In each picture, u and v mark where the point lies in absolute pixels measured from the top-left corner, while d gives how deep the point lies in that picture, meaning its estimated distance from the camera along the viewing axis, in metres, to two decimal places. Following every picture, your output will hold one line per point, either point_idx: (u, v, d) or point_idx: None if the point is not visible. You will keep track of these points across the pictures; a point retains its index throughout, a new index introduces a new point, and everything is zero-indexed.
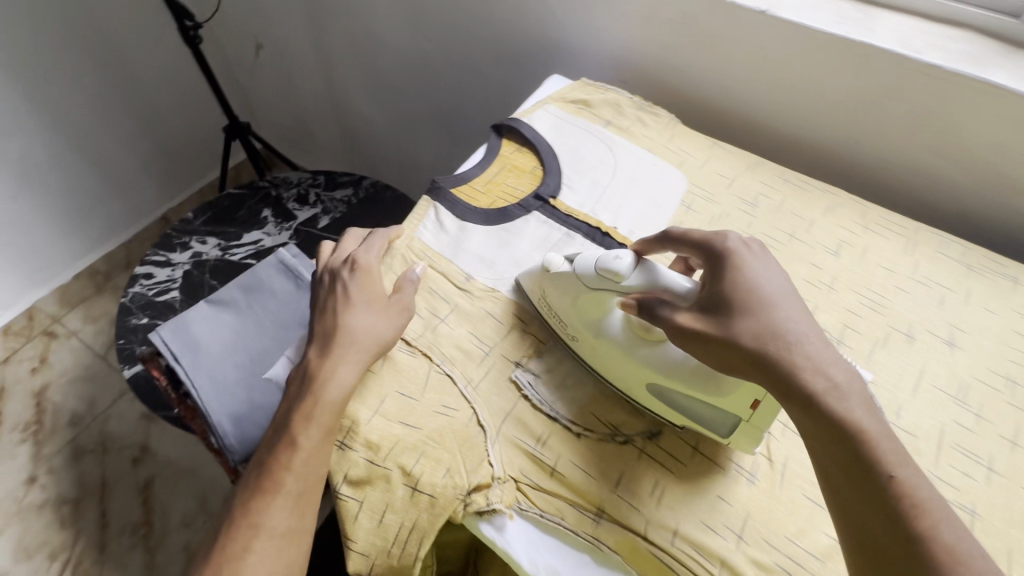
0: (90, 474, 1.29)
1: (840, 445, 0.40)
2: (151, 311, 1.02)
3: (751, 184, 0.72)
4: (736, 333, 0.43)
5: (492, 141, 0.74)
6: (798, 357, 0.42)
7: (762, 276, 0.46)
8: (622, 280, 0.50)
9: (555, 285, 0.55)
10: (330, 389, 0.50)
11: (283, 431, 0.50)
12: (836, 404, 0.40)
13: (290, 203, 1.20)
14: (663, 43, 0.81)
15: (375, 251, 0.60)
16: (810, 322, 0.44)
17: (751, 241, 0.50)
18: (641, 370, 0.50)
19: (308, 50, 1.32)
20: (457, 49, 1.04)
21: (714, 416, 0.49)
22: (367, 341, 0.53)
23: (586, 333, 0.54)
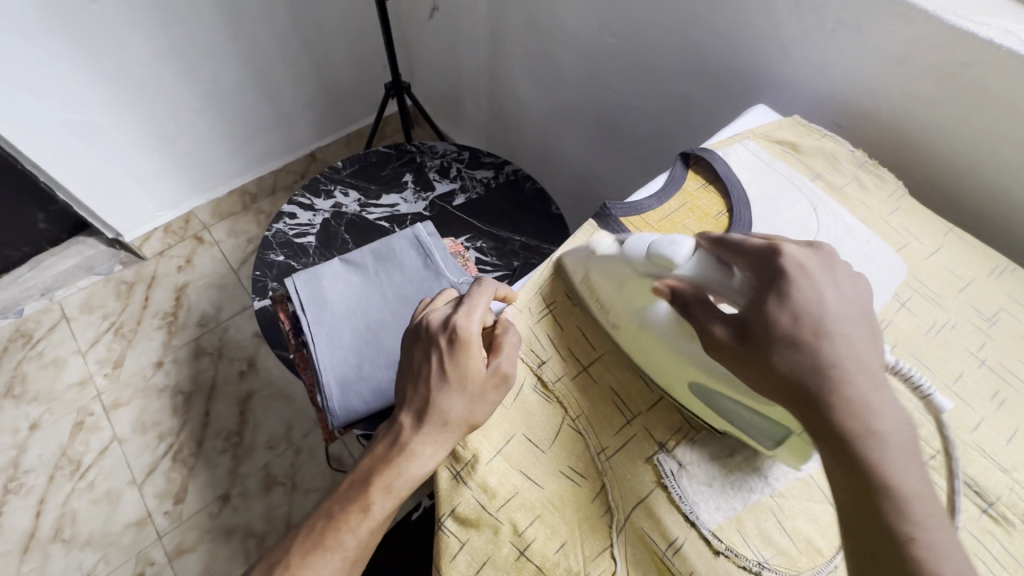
0: (205, 374, 1.42)
1: (862, 499, 0.36)
2: (288, 251, 1.07)
3: (991, 294, 0.58)
4: (776, 364, 0.38)
5: (675, 170, 0.66)
6: (843, 399, 0.37)
7: (819, 298, 0.39)
8: (675, 267, 0.45)
9: (598, 269, 0.51)
10: (412, 471, 0.46)
11: (358, 490, 0.47)
12: (870, 458, 0.36)
13: (432, 173, 1.19)
14: (912, 95, 0.66)
15: (478, 313, 0.51)
16: (866, 353, 0.38)
17: (809, 251, 0.41)
18: (684, 368, 0.46)
19: (483, 22, 1.28)
20: (644, 50, 0.94)
21: (763, 425, 0.44)
22: (460, 423, 0.47)
23: (629, 323, 0.49)
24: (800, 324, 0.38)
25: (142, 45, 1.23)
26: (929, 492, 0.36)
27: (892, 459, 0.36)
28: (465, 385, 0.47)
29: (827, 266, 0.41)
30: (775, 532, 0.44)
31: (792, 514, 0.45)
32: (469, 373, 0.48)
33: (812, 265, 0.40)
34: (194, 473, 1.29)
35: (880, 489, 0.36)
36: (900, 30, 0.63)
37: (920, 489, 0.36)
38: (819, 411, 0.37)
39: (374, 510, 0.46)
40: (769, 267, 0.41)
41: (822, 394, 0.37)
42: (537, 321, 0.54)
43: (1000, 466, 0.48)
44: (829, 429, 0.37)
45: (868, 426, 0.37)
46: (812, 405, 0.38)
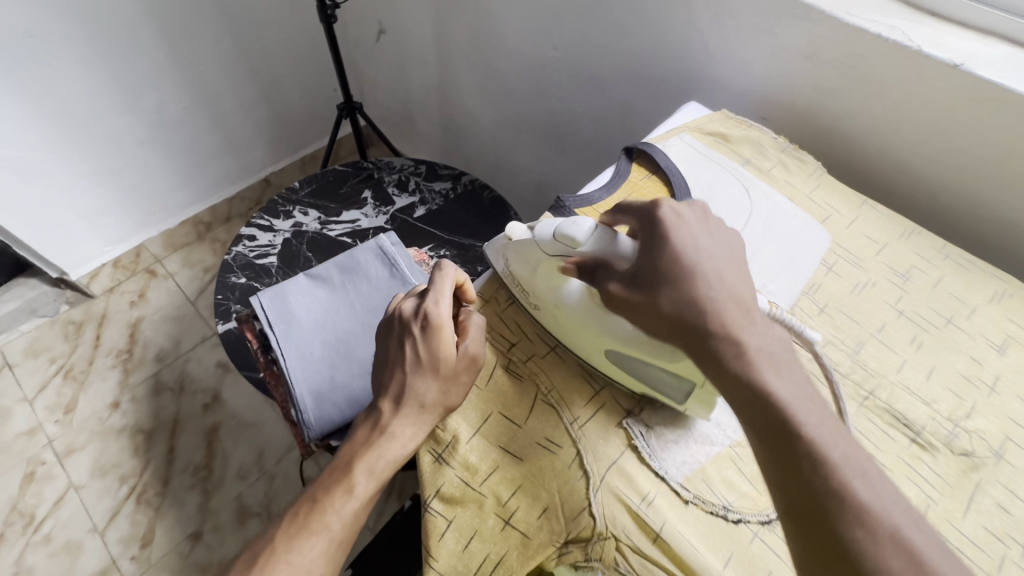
0: (166, 409, 1.37)
1: (753, 411, 0.39)
2: (250, 272, 1.06)
3: (904, 254, 0.65)
4: (660, 300, 0.43)
5: (621, 164, 0.71)
6: (719, 324, 0.41)
7: (693, 241, 0.45)
8: (576, 246, 0.49)
9: (515, 253, 0.55)
10: (392, 452, 0.48)
11: (340, 474, 0.49)
12: (750, 373, 0.39)
13: (390, 188, 1.21)
14: (821, 86, 0.74)
15: (446, 299, 0.53)
16: (733, 282, 0.43)
17: (685, 206, 0.47)
18: (599, 337, 0.51)
19: (429, 40, 1.33)
20: (584, 58, 1.01)
21: (672, 384, 0.48)
22: (436, 405, 0.49)
23: (546, 302, 0.53)
24: (676, 262, 0.44)
25: (84, 78, 1.21)
26: (808, 397, 0.39)
27: (769, 371, 0.39)
28: (438, 369, 0.50)
29: (700, 216, 0.47)
30: (736, 478, 0.49)
31: (750, 461, 0.50)
32: (441, 357, 0.50)
33: (686, 214, 0.46)
34: (161, 514, 1.23)
35: (767, 398, 0.38)
36: (805, 29, 0.71)
37: (804, 398, 0.39)
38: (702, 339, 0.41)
39: (357, 492, 0.48)
40: (649, 219, 0.46)
41: (699, 321, 0.42)
42: (503, 310, 0.58)
43: (923, 400, 0.54)
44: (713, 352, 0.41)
45: (742, 346, 0.40)
46: (695, 333, 0.42)
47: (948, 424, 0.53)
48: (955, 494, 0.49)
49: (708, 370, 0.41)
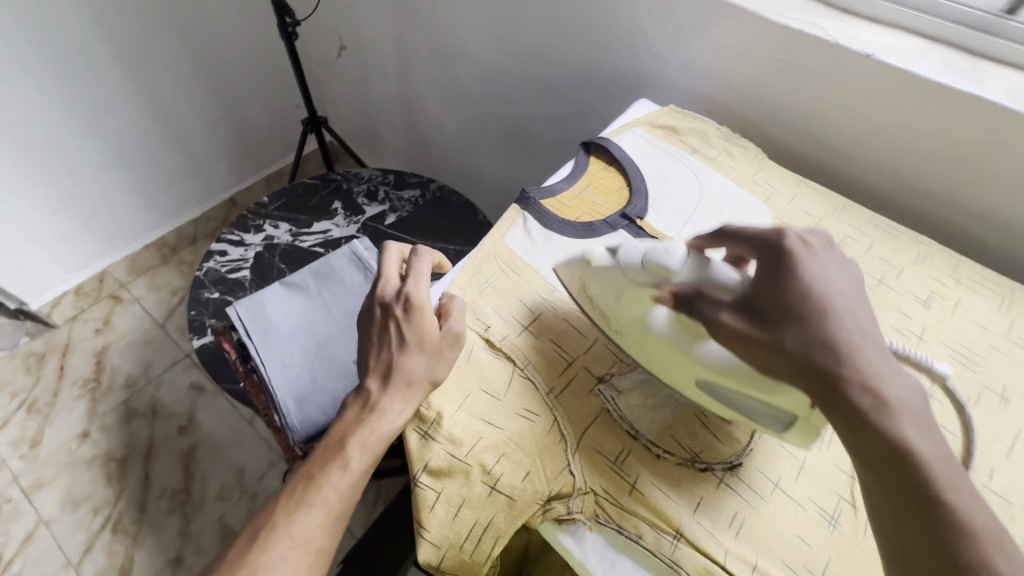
0: (139, 435, 1.34)
1: (884, 465, 0.37)
2: (223, 287, 1.06)
3: (838, 225, 0.71)
4: (782, 339, 0.40)
5: (579, 158, 0.76)
6: (859, 370, 0.38)
7: (823, 275, 0.42)
8: (669, 274, 0.49)
9: (595, 279, 0.54)
10: (383, 427, 0.50)
11: (335, 451, 0.51)
12: (890, 426, 0.37)
13: (360, 198, 1.23)
14: (755, 79, 0.81)
15: (425, 282, 0.57)
16: (869, 325, 0.41)
17: (808, 234, 0.45)
18: (690, 365, 0.48)
19: (390, 54, 1.36)
20: (541, 64, 1.06)
21: (768, 412, 0.46)
22: (423, 380, 0.52)
23: (630, 328, 0.51)
24: (806, 297, 0.41)
25: (40, 104, 1.20)
26: (944, 456, 0.37)
27: (910, 427, 0.37)
28: (423, 345, 0.53)
29: (828, 249, 0.44)
30: (702, 432, 0.53)
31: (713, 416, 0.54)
32: (426, 334, 0.53)
33: (815, 245, 0.44)
34: (139, 542, 1.20)
35: (901, 453, 0.37)
36: (737, 28, 0.78)
37: (941, 457, 0.37)
38: (833, 381, 0.38)
39: (352, 466, 0.50)
40: (771, 248, 0.44)
41: (834, 364, 0.39)
42: (478, 295, 0.60)
43: None
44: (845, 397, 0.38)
45: (882, 396, 0.38)
46: (828, 375, 0.39)
47: None
48: None
49: (835, 415, 0.39)
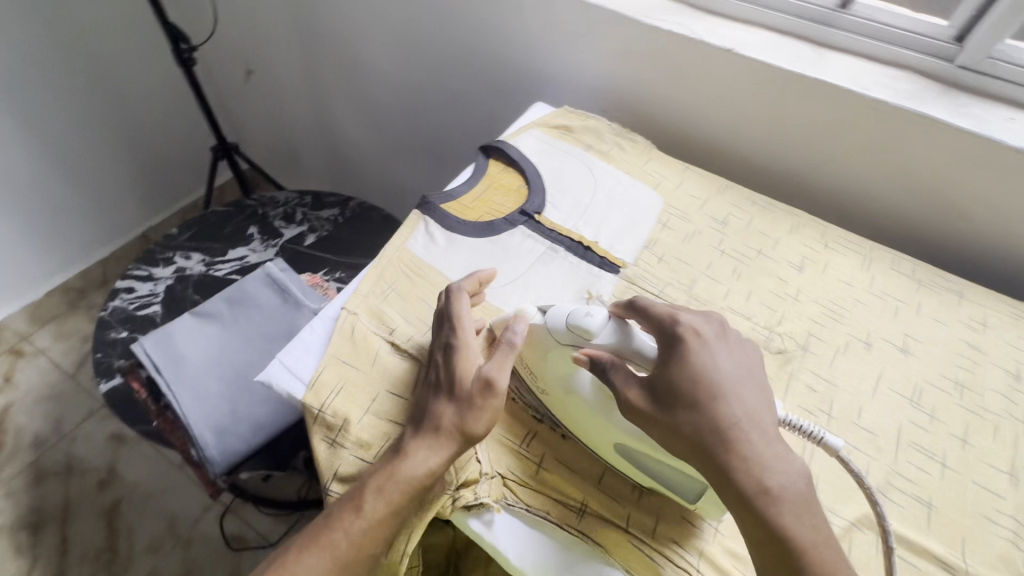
0: (53, 497, 1.23)
1: (772, 546, 0.41)
2: (132, 325, 1.01)
3: (722, 205, 0.77)
4: (678, 423, 0.43)
5: (479, 161, 0.79)
6: (740, 456, 0.42)
7: (716, 363, 0.45)
8: (590, 337, 0.48)
9: (524, 340, 0.53)
10: (404, 471, 0.46)
11: (353, 493, 0.47)
12: (767, 510, 0.41)
13: (276, 221, 1.20)
14: (639, 77, 0.87)
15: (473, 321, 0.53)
16: (756, 410, 0.44)
17: (707, 320, 0.48)
18: (610, 432, 0.49)
19: (298, 74, 1.35)
20: (446, 76, 1.09)
21: (682, 481, 0.48)
22: (451, 426, 0.48)
23: (555, 389, 0.52)
24: (697, 385, 0.44)
25: None
26: (821, 536, 0.42)
27: (787, 508, 0.42)
28: (459, 387, 0.49)
29: (721, 334, 0.47)
30: None
31: None
32: (463, 376, 0.49)
33: (708, 332, 0.47)
34: None
35: (780, 532, 0.41)
36: (616, 31, 0.83)
37: (814, 535, 0.42)
38: (717, 466, 0.42)
39: (364, 511, 0.45)
40: (667, 335, 0.47)
41: (718, 448, 0.42)
42: (384, 300, 0.61)
43: (745, 317, 0.65)
44: (729, 482, 0.42)
45: (762, 480, 0.42)
46: (715, 462, 0.42)
47: (765, 331, 0.64)
48: (776, 385, 0.60)
49: (726, 496, 0.42)
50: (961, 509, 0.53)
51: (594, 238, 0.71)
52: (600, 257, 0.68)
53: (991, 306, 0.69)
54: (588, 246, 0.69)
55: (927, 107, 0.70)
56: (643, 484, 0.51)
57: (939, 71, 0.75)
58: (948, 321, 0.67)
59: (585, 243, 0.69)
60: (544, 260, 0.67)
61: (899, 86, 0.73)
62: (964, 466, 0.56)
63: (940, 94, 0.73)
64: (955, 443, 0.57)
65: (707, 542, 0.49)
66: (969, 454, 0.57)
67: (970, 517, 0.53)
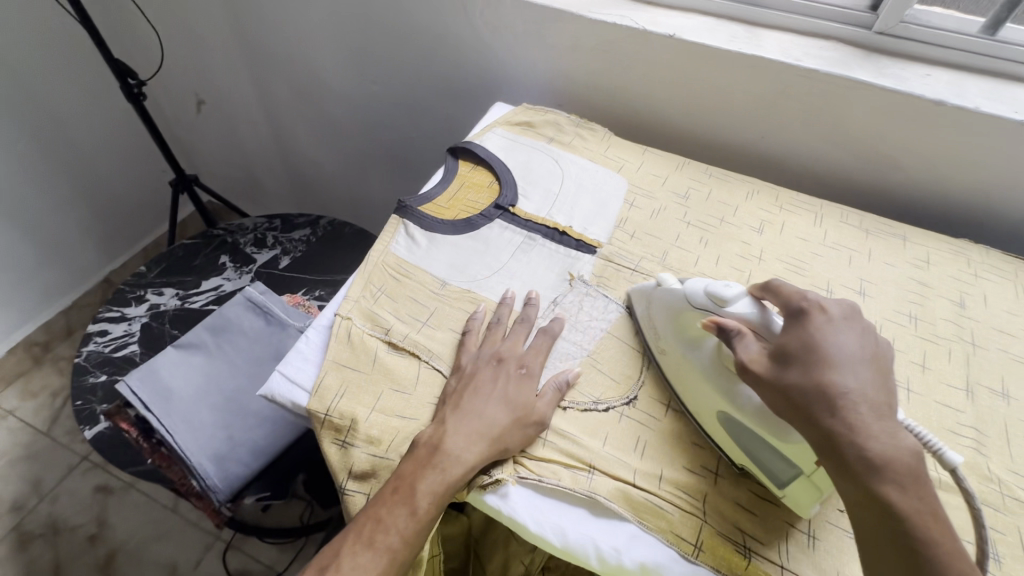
0: (41, 559, 1.18)
1: (875, 513, 0.41)
2: (110, 367, 0.99)
3: (682, 180, 0.82)
4: (786, 383, 0.47)
5: (448, 163, 0.81)
6: (844, 422, 0.44)
7: (835, 337, 0.48)
8: (724, 306, 0.54)
9: (659, 304, 0.60)
10: (451, 467, 0.49)
11: (397, 493, 0.48)
12: (871, 477, 0.42)
13: (248, 247, 1.20)
14: (590, 70, 0.91)
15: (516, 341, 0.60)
16: (870, 386, 0.46)
17: (839, 304, 0.51)
18: (719, 397, 0.52)
19: (253, 100, 1.35)
20: (404, 88, 1.11)
21: (777, 466, 0.50)
22: (496, 427, 0.52)
23: (677, 350, 0.57)
24: (811, 353, 0.48)
25: None
26: (930, 510, 0.41)
27: (892, 476, 0.42)
28: (504, 394, 0.54)
29: (851, 316, 0.50)
30: (597, 376, 0.59)
31: (605, 360, 0.61)
32: (508, 385, 0.55)
33: (836, 311, 0.50)
34: None
35: (880, 498, 0.41)
36: (564, 28, 0.87)
37: (923, 507, 0.41)
38: (818, 425, 0.45)
39: (415, 509, 0.47)
40: (795, 310, 0.52)
41: (821, 408, 0.45)
42: (375, 303, 0.63)
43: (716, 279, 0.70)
44: (831, 442, 0.44)
45: (864, 444, 0.43)
46: (818, 423, 0.45)
47: None
48: None
49: (825, 459, 0.44)
50: (929, 427, 0.59)
51: (568, 224, 0.74)
52: (575, 240, 0.71)
53: (931, 245, 0.76)
54: (564, 231, 0.72)
55: (855, 72, 0.77)
56: (736, 463, 0.53)
57: (861, 39, 0.81)
58: (896, 263, 0.74)
59: (560, 229, 0.72)
60: (523, 248, 0.70)
61: (827, 55, 0.80)
62: (926, 389, 0.61)
63: (864, 59, 0.79)
64: (917, 369, 0.63)
65: (710, 485, 0.53)
66: (929, 377, 0.62)
67: (938, 432, 0.58)
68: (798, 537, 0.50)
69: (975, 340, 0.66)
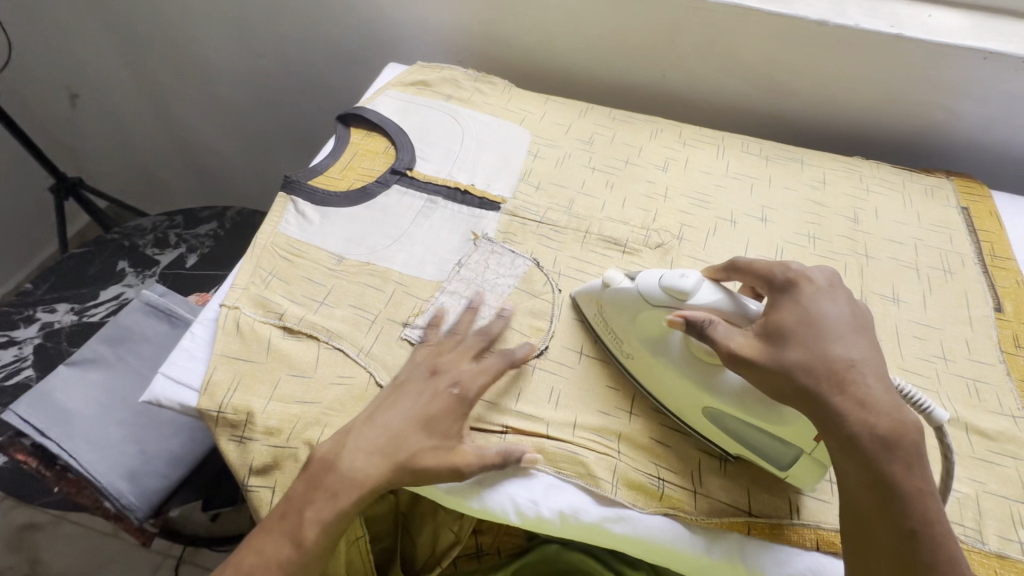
0: None
1: (882, 493, 0.40)
2: (2, 398, 0.90)
3: (586, 126, 0.80)
4: (786, 363, 0.44)
5: (339, 132, 0.76)
6: (850, 398, 0.42)
7: (825, 308, 0.46)
8: (685, 298, 0.49)
9: (613, 304, 0.54)
10: (343, 494, 0.46)
11: (285, 518, 0.46)
12: (881, 453, 0.41)
13: (148, 249, 1.10)
14: (483, 19, 0.87)
15: (456, 347, 0.53)
16: (869, 358, 0.44)
17: (820, 273, 0.49)
18: (703, 394, 0.49)
19: (132, 88, 1.22)
20: (294, 59, 1.03)
21: (769, 446, 0.49)
22: (401, 451, 0.47)
23: (642, 350, 0.52)
24: (807, 328, 0.45)
25: None
26: (928, 486, 0.41)
27: (900, 454, 0.41)
28: (419, 408, 0.49)
29: (836, 284, 0.49)
30: (508, 333, 0.58)
31: (515, 316, 0.59)
32: (426, 396, 0.49)
33: (820, 281, 0.49)
34: None
35: (886, 475, 0.40)
36: None
37: (924, 483, 0.41)
38: (827, 406, 0.42)
39: (299, 539, 0.45)
40: (779, 283, 0.49)
41: (827, 389, 0.42)
42: (266, 287, 0.59)
43: (624, 222, 0.69)
44: (834, 420, 0.42)
45: (874, 422, 0.41)
46: (824, 402, 0.42)
47: (643, 230, 0.68)
48: None
49: (832, 439, 0.42)
50: None
51: (470, 182, 0.71)
52: (478, 198, 0.69)
53: (827, 165, 0.78)
54: (465, 190, 0.69)
55: None
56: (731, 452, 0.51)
57: None
58: (796, 186, 0.75)
59: (462, 188, 0.70)
60: (424, 213, 0.67)
61: None
62: None
63: None
64: None
65: (624, 424, 0.53)
66: None
67: None
68: (711, 463, 0.51)
69: (869, 252, 0.69)
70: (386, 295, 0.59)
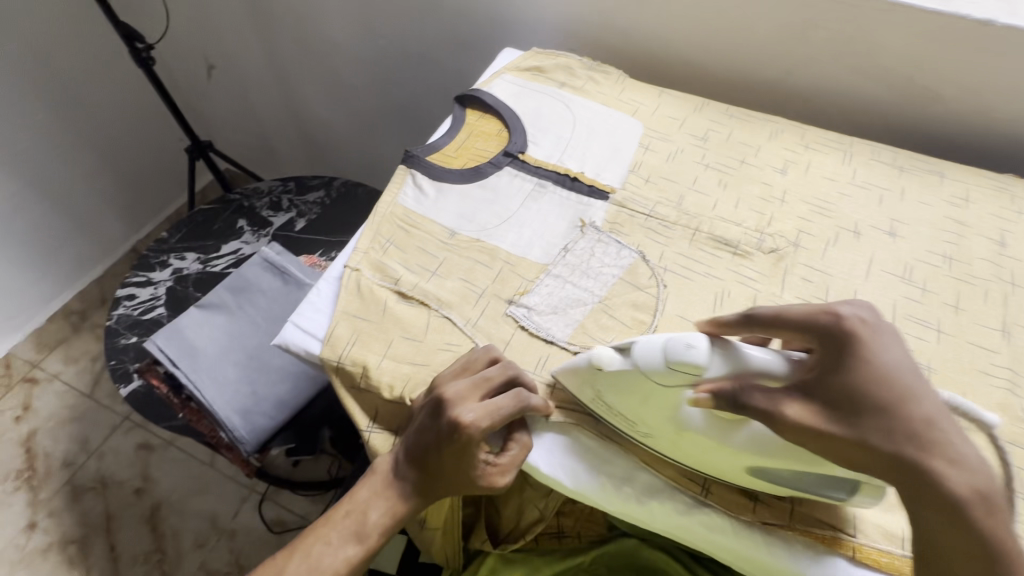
0: (93, 510, 1.25)
1: (981, 561, 0.38)
2: (140, 329, 1.03)
3: (700, 122, 0.78)
4: (866, 436, 0.39)
5: (456, 112, 0.79)
6: (946, 464, 0.38)
7: (889, 355, 0.41)
8: (701, 372, 0.43)
9: (611, 385, 0.47)
10: (394, 510, 0.50)
11: (349, 521, 0.51)
12: (982, 521, 0.37)
13: (265, 211, 1.20)
14: (603, 8, 0.86)
15: (467, 383, 0.49)
16: (944, 403, 0.40)
17: (861, 308, 0.43)
18: (743, 457, 0.44)
19: (261, 62, 1.33)
20: (411, 41, 1.08)
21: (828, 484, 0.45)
22: (435, 480, 0.49)
23: (665, 429, 0.47)
24: (880, 386, 0.40)
25: None
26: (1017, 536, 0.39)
27: (996, 512, 0.38)
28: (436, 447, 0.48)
29: (880, 319, 0.42)
30: (609, 321, 0.58)
31: (617, 305, 0.59)
32: (442, 438, 0.47)
33: (869, 321, 0.42)
34: None
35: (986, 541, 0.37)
36: None
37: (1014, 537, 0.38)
38: (921, 477, 0.38)
39: (359, 542, 0.50)
40: (831, 331, 0.42)
41: (914, 455, 0.38)
42: (384, 254, 0.62)
43: (736, 223, 0.67)
44: (931, 491, 0.38)
45: (975, 488, 0.37)
46: (920, 475, 0.38)
47: (756, 233, 0.66)
48: (773, 281, 0.62)
49: (928, 512, 0.38)
50: (959, 367, 0.56)
51: (579, 169, 0.71)
52: (588, 186, 0.69)
53: (973, 182, 0.71)
54: (575, 177, 0.70)
55: None
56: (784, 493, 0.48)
57: None
58: (934, 201, 0.69)
59: (572, 174, 0.70)
60: (534, 196, 0.68)
61: None
62: (959, 329, 0.58)
63: None
64: (949, 311, 0.60)
65: None
66: (963, 319, 0.59)
67: (969, 374, 0.56)
68: None
69: (1015, 280, 0.63)
70: (494, 271, 0.61)
